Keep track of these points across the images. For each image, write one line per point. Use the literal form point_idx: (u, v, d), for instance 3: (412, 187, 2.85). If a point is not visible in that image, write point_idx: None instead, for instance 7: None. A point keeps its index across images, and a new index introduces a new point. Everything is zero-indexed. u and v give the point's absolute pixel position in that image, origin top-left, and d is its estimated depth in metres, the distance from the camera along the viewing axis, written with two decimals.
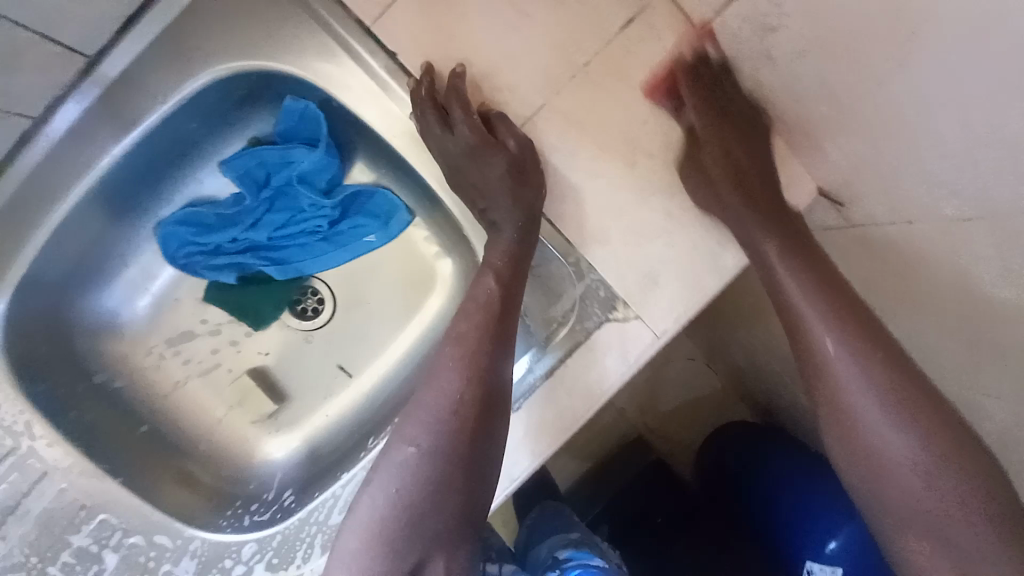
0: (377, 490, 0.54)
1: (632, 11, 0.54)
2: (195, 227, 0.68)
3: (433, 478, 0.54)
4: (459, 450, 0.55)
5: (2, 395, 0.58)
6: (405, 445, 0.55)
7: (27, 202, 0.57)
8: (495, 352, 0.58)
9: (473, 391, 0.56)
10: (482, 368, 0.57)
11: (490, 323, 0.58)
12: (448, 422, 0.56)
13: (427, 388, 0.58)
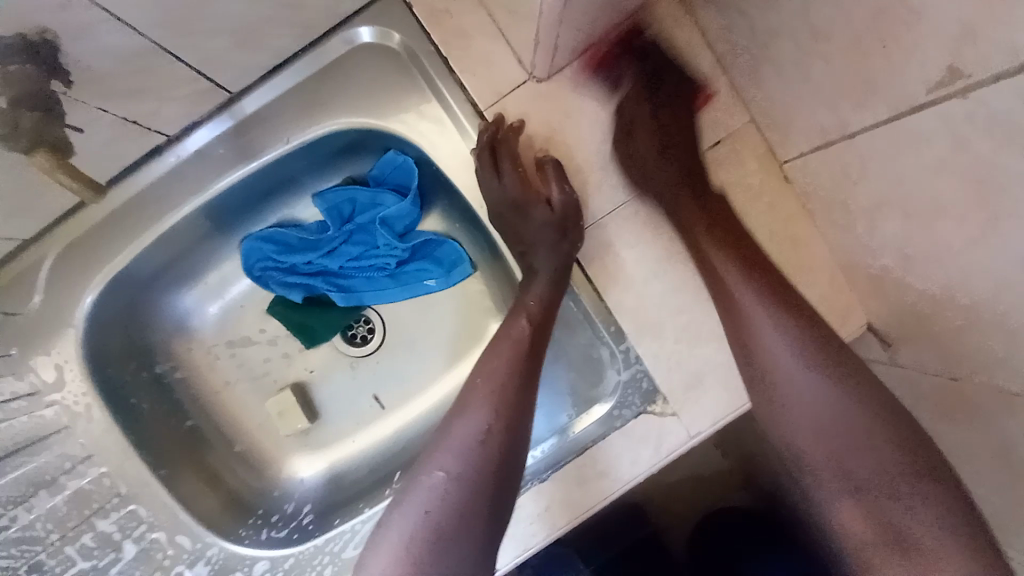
0: (403, 518, 0.53)
1: (722, 134, 0.63)
2: (277, 245, 0.73)
3: (461, 510, 0.53)
4: (489, 482, 0.54)
5: (70, 375, 0.62)
6: (435, 475, 0.54)
7: (143, 206, 0.62)
8: (522, 389, 0.59)
9: (504, 424, 0.57)
10: (514, 400, 0.58)
11: (518, 357, 0.60)
12: (480, 456, 0.55)
13: (456, 419, 0.58)
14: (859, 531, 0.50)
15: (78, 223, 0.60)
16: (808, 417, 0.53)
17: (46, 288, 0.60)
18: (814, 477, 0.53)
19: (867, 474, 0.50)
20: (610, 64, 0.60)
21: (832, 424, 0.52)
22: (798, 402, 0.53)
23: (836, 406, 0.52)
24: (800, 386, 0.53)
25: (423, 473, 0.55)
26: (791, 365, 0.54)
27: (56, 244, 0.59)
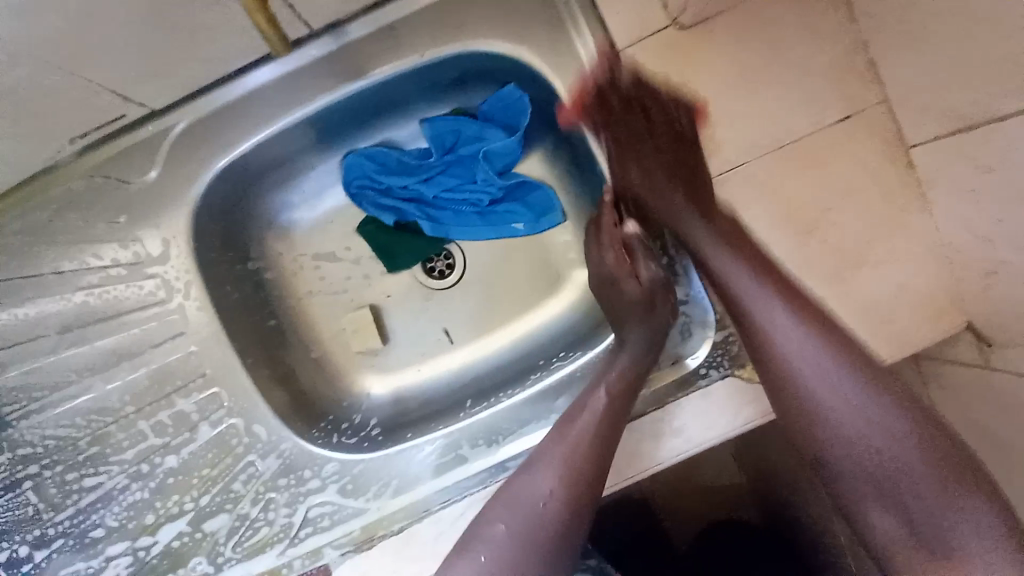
0: (482, 529, 0.55)
1: (849, 110, 0.60)
2: (379, 164, 0.74)
3: (538, 537, 0.54)
4: (551, 545, 0.54)
5: (177, 251, 0.63)
6: (539, 486, 0.56)
7: (267, 96, 0.61)
8: (603, 458, 0.56)
9: (586, 472, 0.55)
10: (595, 472, 0.55)
11: (607, 419, 0.58)
12: (545, 519, 0.55)
13: (537, 466, 0.57)
14: (895, 535, 0.51)
15: (202, 106, 0.60)
16: (844, 426, 0.54)
17: (163, 163, 0.61)
18: (858, 498, 0.53)
19: (892, 482, 0.52)
20: (750, 23, 0.59)
21: (866, 425, 0.53)
22: (823, 407, 0.55)
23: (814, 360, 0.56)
24: (846, 398, 0.54)
25: (516, 478, 0.58)
26: (807, 363, 0.56)
27: (184, 120, 0.60)
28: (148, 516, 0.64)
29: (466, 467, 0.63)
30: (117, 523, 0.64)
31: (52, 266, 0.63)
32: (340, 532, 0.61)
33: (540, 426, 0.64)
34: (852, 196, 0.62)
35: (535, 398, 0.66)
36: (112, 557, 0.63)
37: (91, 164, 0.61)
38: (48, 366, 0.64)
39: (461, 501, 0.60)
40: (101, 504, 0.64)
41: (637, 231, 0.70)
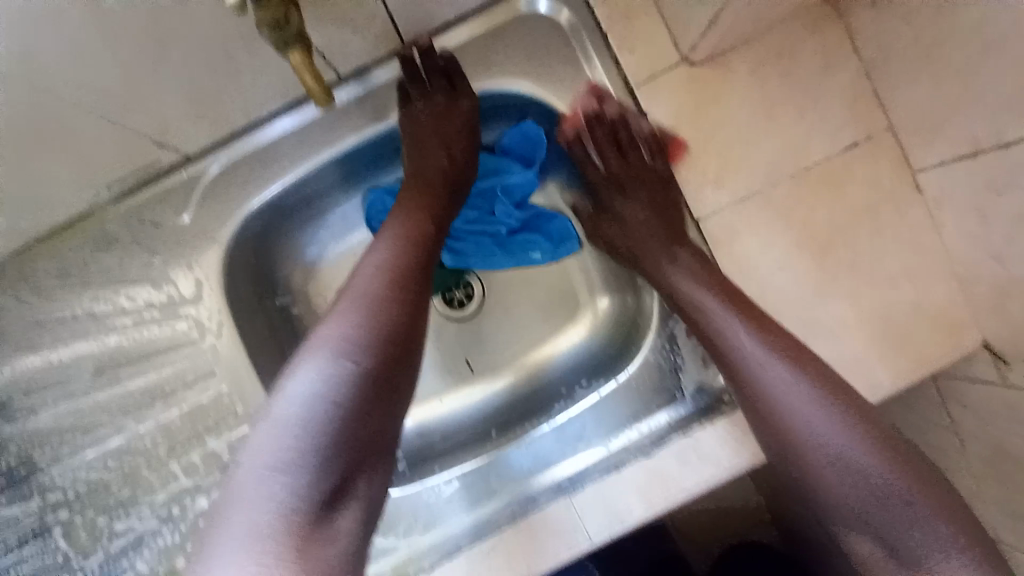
0: (277, 413, 0.47)
1: (859, 136, 0.63)
2: (400, 199, 0.73)
3: (357, 401, 0.48)
4: (355, 403, 0.47)
5: (208, 291, 0.64)
6: (308, 371, 0.48)
7: (295, 140, 0.63)
8: (403, 297, 0.54)
9: (389, 309, 0.52)
10: (391, 300, 0.53)
11: (398, 264, 0.55)
12: (345, 370, 0.48)
13: (320, 326, 0.53)
14: (876, 558, 0.51)
15: (236, 150, 0.62)
16: (836, 461, 0.52)
17: (197, 206, 0.63)
18: (839, 518, 0.53)
19: (885, 506, 0.50)
20: (761, 57, 0.62)
21: (855, 458, 0.51)
22: (814, 441, 0.53)
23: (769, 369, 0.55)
24: (841, 438, 0.52)
25: (294, 367, 0.49)
26: (798, 404, 0.53)
27: (218, 164, 0.62)
28: (178, 558, 0.65)
29: (493, 501, 0.65)
30: (150, 564, 0.65)
31: (86, 309, 0.64)
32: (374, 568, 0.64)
33: (563, 459, 0.65)
34: (865, 219, 0.63)
35: (560, 427, 0.66)
36: None
37: (128, 207, 0.62)
38: (85, 407, 0.65)
39: (485, 537, 0.62)
40: (132, 548, 0.65)
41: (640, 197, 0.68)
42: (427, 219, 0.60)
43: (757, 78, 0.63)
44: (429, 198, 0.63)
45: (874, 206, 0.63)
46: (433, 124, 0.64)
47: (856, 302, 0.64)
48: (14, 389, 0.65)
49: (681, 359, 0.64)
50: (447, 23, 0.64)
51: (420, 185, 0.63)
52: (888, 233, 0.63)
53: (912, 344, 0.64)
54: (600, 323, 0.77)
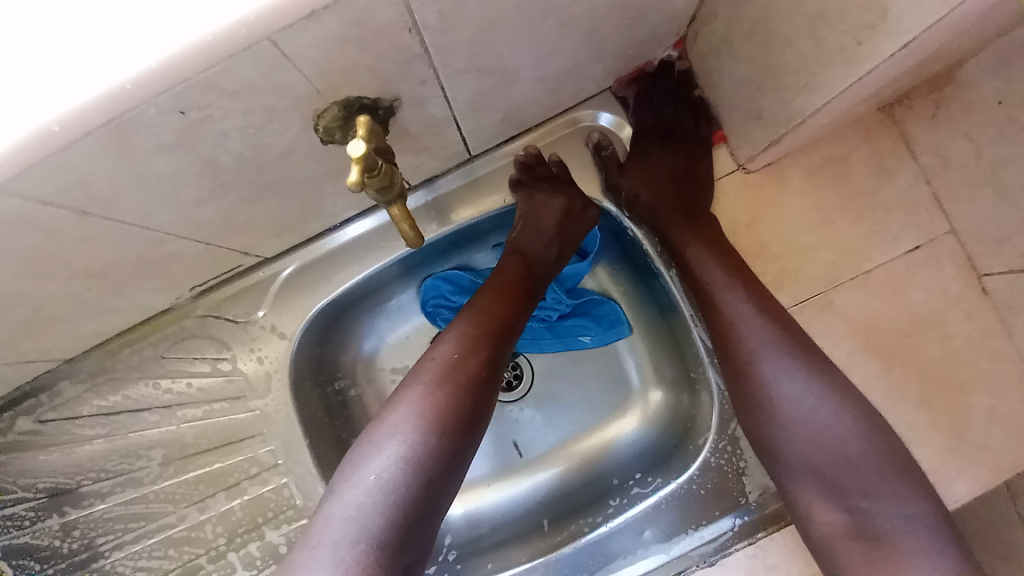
0: (356, 482, 0.46)
1: (921, 240, 0.62)
2: (454, 285, 0.75)
3: (442, 475, 0.47)
4: (425, 483, 0.46)
5: (278, 385, 0.68)
6: (387, 439, 0.48)
7: (364, 244, 0.67)
8: (483, 372, 0.53)
9: (467, 383, 0.51)
10: (472, 375, 0.52)
11: (479, 338, 0.55)
12: (420, 448, 0.47)
13: (398, 395, 0.52)
14: (837, 533, 0.51)
15: (310, 253, 0.66)
16: (813, 436, 0.52)
17: (271, 304, 0.66)
18: (800, 484, 0.54)
19: (847, 479, 0.51)
20: (816, 164, 0.64)
21: (831, 428, 0.52)
22: (795, 409, 0.53)
23: (785, 367, 0.54)
24: (826, 416, 0.52)
25: (376, 434, 0.49)
26: (792, 386, 0.54)
27: (294, 264, 0.66)
28: None
29: None
30: None
31: (162, 401, 0.67)
32: None
33: (628, 562, 0.65)
34: (930, 321, 0.62)
35: (621, 530, 0.65)
36: None
37: (208, 303, 0.66)
38: (153, 493, 0.68)
39: None
40: None
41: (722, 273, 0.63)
42: (510, 292, 0.60)
43: (813, 185, 0.64)
44: (523, 282, 0.62)
45: (939, 309, 0.62)
46: (554, 219, 0.65)
47: (925, 407, 0.63)
48: (85, 474, 0.67)
49: (746, 463, 0.64)
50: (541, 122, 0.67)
51: (520, 266, 0.63)
52: (956, 336, 0.62)
53: (988, 451, 0.62)
54: (649, 415, 0.77)
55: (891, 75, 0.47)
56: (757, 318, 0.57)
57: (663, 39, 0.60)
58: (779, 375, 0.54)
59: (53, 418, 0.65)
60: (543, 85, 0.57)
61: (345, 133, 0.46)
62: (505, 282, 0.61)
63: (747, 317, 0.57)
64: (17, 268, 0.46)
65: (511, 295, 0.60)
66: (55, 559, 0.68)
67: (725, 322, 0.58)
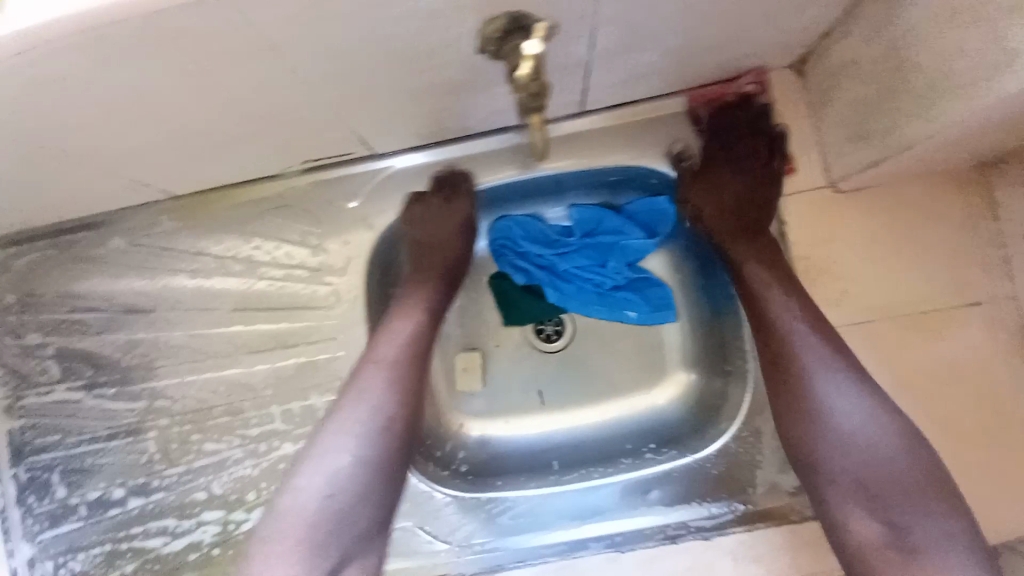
0: (316, 471, 0.59)
1: (979, 296, 0.65)
2: (525, 231, 0.83)
3: (387, 459, 0.62)
4: (382, 467, 0.61)
5: (353, 268, 0.73)
6: (333, 455, 0.60)
7: (464, 164, 0.74)
8: (421, 368, 0.66)
9: (408, 390, 0.64)
10: (409, 385, 0.65)
11: (417, 356, 0.67)
12: (374, 437, 0.61)
13: (336, 409, 0.63)
14: (873, 545, 0.56)
15: (416, 160, 0.74)
16: (861, 450, 0.58)
17: (370, 195, 0.74)
18: (831, 492, 0.59)
19: (897, 495, 0.56)
20: (900, 201, 0.67)
21: (874, 441, 0.57)
22: (836, 423, 0.59)
23: (836, 374, 0.60)
24: (870, 430, 0.58)
25: (319, 450, 0.60)
26: (842, 401, 0.59)
27: (405, 163, 0.74)
28: (250, 493, 0.71)
29: (550, 533, 0.70)
30: (221, 491, 0.71)
31: (249, 254, 0.73)
32: (415, 562, 0.69)
33: (630, 514, 0.70)
34: (967, 374, 0.65)
35: (632, 485, 0.72)
36: (203, 522, 0.71)
37: (317, 178, 0.73)
38: (218, 334, 0.73)
39: (530, 567, 0.66)
40: (211, 470, 0.72)
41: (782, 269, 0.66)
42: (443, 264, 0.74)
43: (891, 220, 0.67)
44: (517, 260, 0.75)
45: (979, 365, 0.65)
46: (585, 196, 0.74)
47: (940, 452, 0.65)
48: (165, 300, 0.74)
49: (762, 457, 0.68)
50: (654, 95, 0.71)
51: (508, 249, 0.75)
52: (987, 394, 0.65)
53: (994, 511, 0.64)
54: (680, 394, 0.80)
55: (1004, 121, 0.50)
56: (814, 346, 0.61)
57: (791, 48, 0.64)
58: (831, 393, 0.59)
59: (150, 242, 0.74)
60: (676, 55, 0.61)
61: (499, 47, 0.51)
62: (444, 259, 0.74)
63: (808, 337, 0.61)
64: (186, 85, 0.50)
65: (451, 277, 0.75)
66: (115, 369, 0.74)
67: (790, 350, 0.62)
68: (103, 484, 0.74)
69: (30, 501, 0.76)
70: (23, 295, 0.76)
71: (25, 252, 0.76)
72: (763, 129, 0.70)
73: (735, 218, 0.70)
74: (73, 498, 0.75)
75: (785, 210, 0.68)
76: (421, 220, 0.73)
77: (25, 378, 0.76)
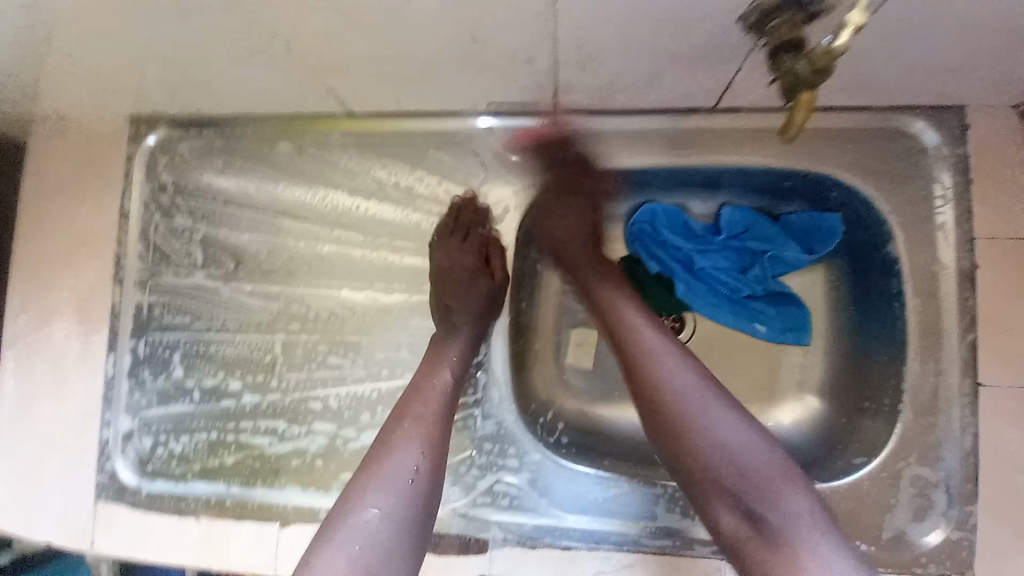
0: (341, 539, 0.51)
1: None
2: (669, 221, 0.80)
3: (420, 514, 0.55)
4: (415, 520, 0.54)
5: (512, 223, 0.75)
6: (358, 516, 0.52)
7: (640, 138, 0.71)
8: (453, 409, 0.63)
9: (441, 439, 0.59)
10: (442, 435, 0.59)
11: (451, 402, 0.63)
12: (407, 489, 0.54)
13: (356, 474, 0.56)
14: (739, 535, 0.52)
15: (593, 125, 0.70)
16: (734, 464, 0.53)
17: (539, 150, 0.73)
18: (713, 502, 0.54)
19: (756, 493, 0.52)
20: None
21: (729, 447, 0.53)
22: (726, 445, 0.53)
23: (671, 364, 0.58)
24: (738, 430, 0.54)
25: (345, 511, 0.53)
26: (680, 370, 0.57)
27: (582, 126, 0.70)
28: (364, 413, 0.72)
29: (655, 525, 0.68)
30: (337, 407, 0.72)
31: (410, 185, 0.75)
32: (513, 518, 0.68)
33: None
34: None
35: None
36: (314, 431, 0.72)
37: (488, 123, 0.71)
38: (358, 258, 0.75)
39: (633, 553, 0.66)
40: (331, 383, 0.73)
41: (954, 315, 0.65)
42: (479, 294, 0.72)
43: None
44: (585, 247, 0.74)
45: None
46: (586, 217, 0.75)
47: None
48: (319, 212, 0.76)
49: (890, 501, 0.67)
50: (858, 107, 0.66)
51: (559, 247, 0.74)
52: None
53: None
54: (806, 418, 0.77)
55: None
56: (688, 377, 0.56)
57: None
58: (702, 415, 0.54)
59: (316, 153, 0.75)
60: (923, 75, 0.57)
61: (761, 17, 0.47)
62: (477, 295, 0.72)
63: (663, 352, 0.59)
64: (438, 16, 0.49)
65: (485, 302, 0.72)
66: (256, 267, 0.76)
67: (625, 335, 0.62)
68: (221, 374, 0.75)
69: (145, 375, 0.78)
70: (181, 177, 0.78)
71: (188, 135, 0.77)
72: (972, 166, 0.66)
73: (919, 254, 0.67)
74: (188, 381, 0.76)
75: (978, 255, 0.65)
76: (448, 278, 0.72)
77: (166, 257, 0.78)
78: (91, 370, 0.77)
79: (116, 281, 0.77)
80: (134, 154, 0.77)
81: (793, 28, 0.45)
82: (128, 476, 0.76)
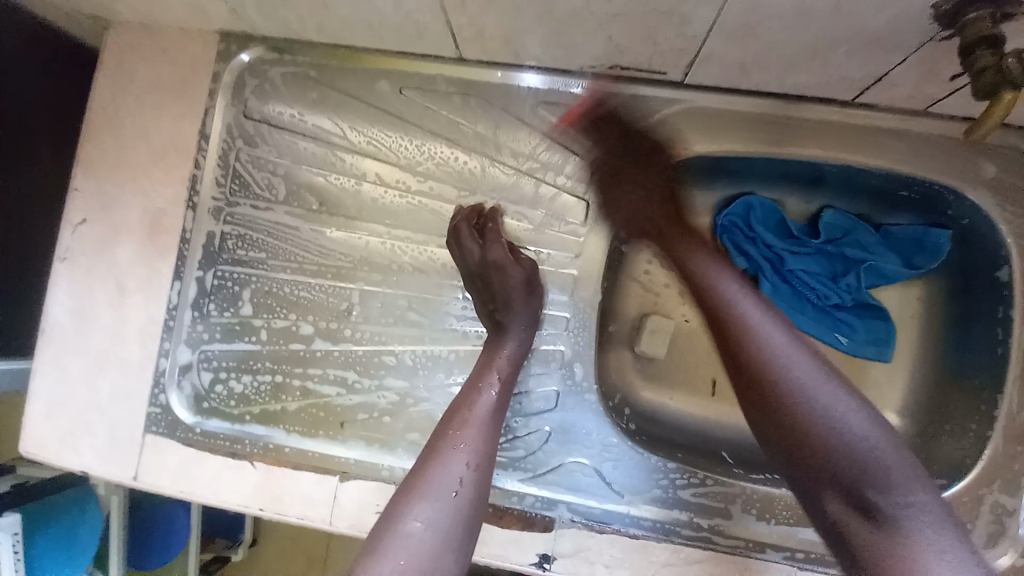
0: (388, 552, 0.49)
1: None
2: (765, 216, 0.77)
3: (467, 525, 0.53)
4: (464, 528, 0.53)
5: (610, 196, 0.72)
6: (406, 527, 0.50)
7: (762, 124, 0.67)
8: (498, 415, 0.61)
9: (485, 450, 0.58)
10: (486, 448, 0.58)
11: (497, 409, 0.62)
12: (453, 499, 0.53)
13: (399, 489, 0.55)
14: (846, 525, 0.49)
15: (716, 105, 0.67)
16: (854, 447, 0.49)
17: (651, 122, 0.69)
18: (819, 485, 0.51)
19: (877, 478, 0.48)
20: None
21: (849, 424, 0.50)
22: (834, 414, 0.51)
23: (796, 353, 0.54)
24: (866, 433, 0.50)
25: (393, 523, 0.51)
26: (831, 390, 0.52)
27: (704, 104, 0.67)
28: (438, 373, 0.72)
29: (729, 523, 0.66)
30: (411, 363, 0.72)
31: (510, 147, 0.72)
32: (582, 500, 0.67)
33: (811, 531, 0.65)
34: None
35: None
36: (384, 387, 0.72)
37: (608, 88, 0.69)
38: (449, 215, 0.74)
39: (701, 545, 0.65)
40: (407, 340, 0.73)
41: None
42: (532, 290, 0.69)
43: None
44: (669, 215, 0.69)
45: None
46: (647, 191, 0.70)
47: None
48: (411, 163, 0.74)
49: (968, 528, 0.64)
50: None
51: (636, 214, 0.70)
52: None
53: None
54: None
55: None
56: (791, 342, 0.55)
57: None
58: (821, 384, 0.52)
59: (416, 99, 0.72)
60: None
61: (956, 8, 0.45)
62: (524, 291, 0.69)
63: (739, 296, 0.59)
64: None
65: (537, 298, 0.70)
66: (339, 211, 0.74)
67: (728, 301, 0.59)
68: (292, 317, 0.74)
69: (210, 308, 0.74)
70: (268, 105, 0.74)
71: (284, 61, 0.73)
72: None
73: None
74: (256, 319, 0.74)
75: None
76: (495, 274, 0.68)
77: (245, 187, 0.74)
78: (156, 291, 0.72)
79: (191, 206, 0.72)
80: (221, 72, 0.72)
81: (989, 25, 0.45)
82: (183, 413, 0.72)
